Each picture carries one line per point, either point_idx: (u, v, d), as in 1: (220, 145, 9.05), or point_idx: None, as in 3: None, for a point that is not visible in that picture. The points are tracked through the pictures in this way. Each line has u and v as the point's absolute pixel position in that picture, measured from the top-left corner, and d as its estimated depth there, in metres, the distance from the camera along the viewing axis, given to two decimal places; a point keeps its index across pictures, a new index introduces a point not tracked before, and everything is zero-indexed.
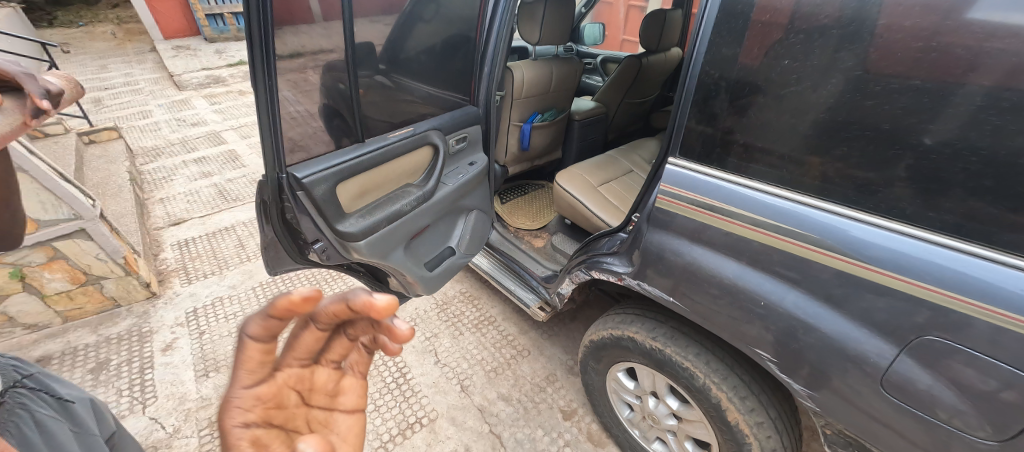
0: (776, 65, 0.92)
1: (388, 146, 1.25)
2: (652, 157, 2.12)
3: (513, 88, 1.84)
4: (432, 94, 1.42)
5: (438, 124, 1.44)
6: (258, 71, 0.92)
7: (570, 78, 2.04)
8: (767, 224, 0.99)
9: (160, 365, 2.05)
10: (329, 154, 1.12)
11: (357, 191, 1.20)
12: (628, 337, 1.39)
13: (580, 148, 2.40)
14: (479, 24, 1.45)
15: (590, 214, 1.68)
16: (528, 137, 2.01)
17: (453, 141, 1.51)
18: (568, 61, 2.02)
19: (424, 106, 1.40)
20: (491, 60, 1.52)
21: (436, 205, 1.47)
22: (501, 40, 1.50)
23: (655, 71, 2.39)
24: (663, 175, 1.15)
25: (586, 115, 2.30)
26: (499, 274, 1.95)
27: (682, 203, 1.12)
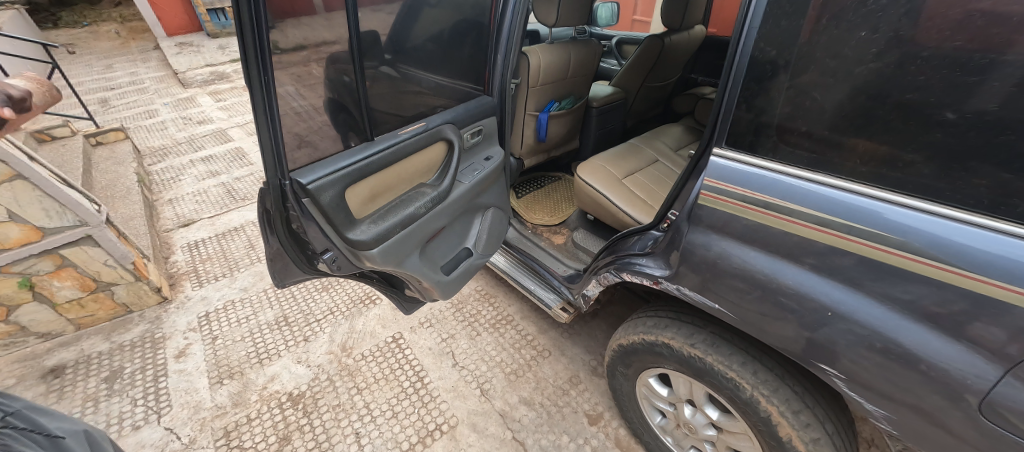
0: (850, 38, 0.77)
1: (399, 145, 1.15)
2: (677, 145, 1.98)
3: (530, 75, 1.71)
4: (442, 85, 1.30)
5: (450, 117, 1.33)
6: (251, 66, 0.80)
7: (589, 62, 1.90)
8: (835, 224, 0.84)
9: (174, 372, 2.01)
10: (332, 157, 1.01)
11: (367, 196, 1.10)
12: (663, 343, 1.29)
13: (598, 136, 2.28)
14: (493, 7, 1.32)
15: (616, 211, 1.56)
16: (544, 127, 1.89)
17: (467, 135, 1.39)
18: (585, 43, 1.87)
19: (434, 98, 1.29)
20: (505, 45, 1.40)
21: (450, 206, 1.36)
22: (516, 25, 1.38)
23: (678, 51, 2.22)
24: (707, 169, 1.02)
25: (604, 101, 2.16)
26: (518, 274, 1.86)
27: (729, 200, 0.99)
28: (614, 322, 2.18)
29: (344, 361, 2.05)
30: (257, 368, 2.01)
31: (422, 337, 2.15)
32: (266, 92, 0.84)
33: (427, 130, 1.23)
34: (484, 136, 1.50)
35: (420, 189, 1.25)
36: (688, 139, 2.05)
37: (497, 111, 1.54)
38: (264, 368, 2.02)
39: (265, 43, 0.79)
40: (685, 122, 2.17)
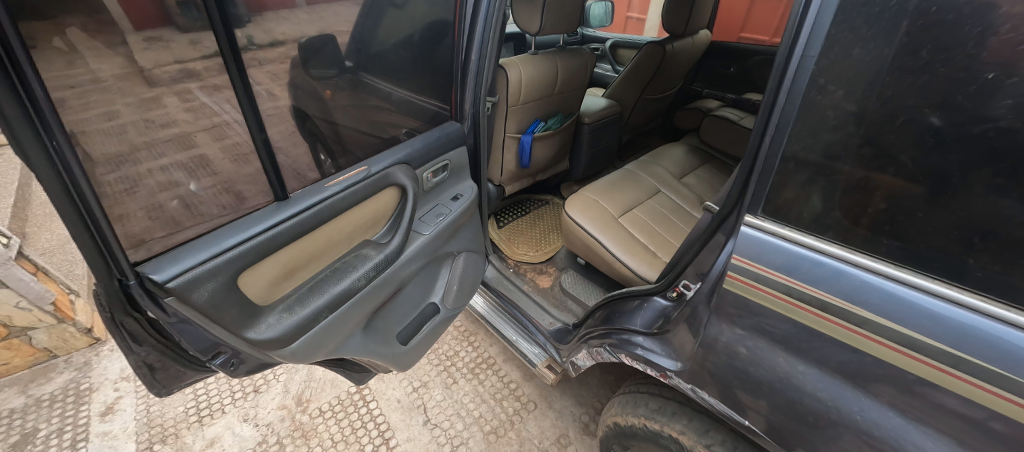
0: (970, 82, 0.50)
1: (321, 204, 0.94)
2: (680, 171, 1.73)
3: (508, 92, 1.44)
4: (404, 101, 1.15)
5: (399, 157, 1.12)
6: (15, 125, 0.53)
7: (580, 74, 1.63)
8: (934, 348, 0.58)
9: (97, 436, 1.72)
10: (216, 231, 0.81)
11: (275, 275, 0.90)
12: (670, 437, 1.04)
13: (590, 156, 2.02)
14: (458, 17, 1.16)
15: (610, 259, 1.31)
16: (528, 152, 1.61)
17: (426, 176, 1.20)
18: (575, 52, 1.60)
19: (397, 118, 1.16)
20: (474, 61, 1.24)
21: (403, 267, 1.16)
22: (487, 38, 1.22)
23: (679, 60, 1.97)
24: (740, 244, 0.75)
25: (596, 117, 1.91)
26: (498, 322, 1.60)
27: (752, 284, 0.74)
28: (607, 366, 1.94)
29: (298, 419, 1.77)
30: (196, 429, 1.73)
31: (390, 386, 1.89)
32: (83, 136, 0.62)
33: (365, 180, 1.03)
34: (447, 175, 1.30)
35: (359, 252, 1.07)
36: (692, 161, 1.79)
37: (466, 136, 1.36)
38: (204, 429, 1.74)
39: (44, 72, 0.55)
40: (688, 141, 1.92)
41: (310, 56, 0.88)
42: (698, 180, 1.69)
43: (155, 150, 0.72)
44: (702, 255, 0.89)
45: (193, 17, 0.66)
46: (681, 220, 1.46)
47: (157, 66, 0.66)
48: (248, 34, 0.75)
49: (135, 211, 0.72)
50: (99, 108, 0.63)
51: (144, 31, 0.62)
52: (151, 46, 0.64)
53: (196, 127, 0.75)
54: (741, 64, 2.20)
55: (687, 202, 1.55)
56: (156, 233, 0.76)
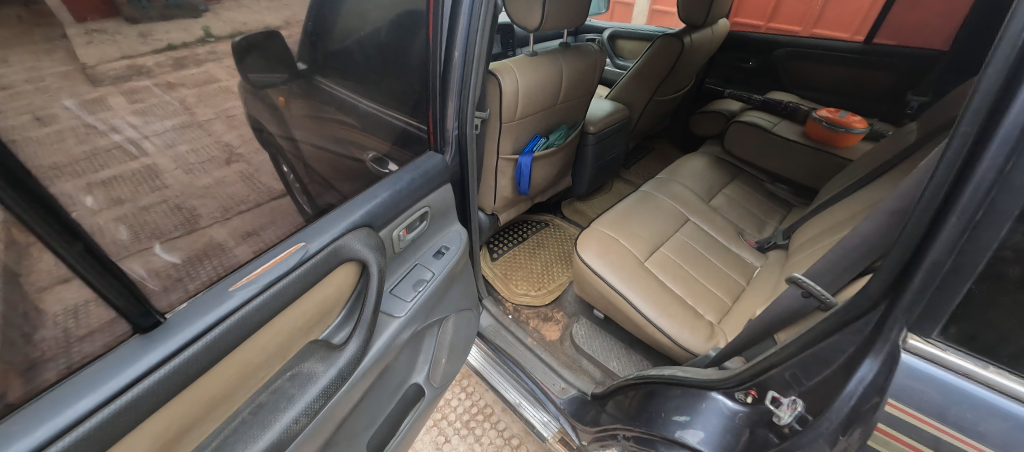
0: None
1: (228, 315, 0.79)
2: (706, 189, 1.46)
3: (503, 106, 1.11)
4: (372, 116, 1.12)
5: (355, 224, 1.02)
6: None
7: (585, 78, 1.33)
8: None
9: None
10: (66, 383, 0.62)
11: (159, 441, 0.70)
12: None
13: (595, 171, 1.75)
14: (436, 33, 1.09)
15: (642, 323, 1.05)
16: (527, 174, 1.37)
17: (397, 233, 1.14)
18: (580, 51, 1.30)
19: (367, 139, 1.13)
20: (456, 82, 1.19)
21: (355, 385, 0.99)
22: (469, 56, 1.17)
23: (696, 56, 1.69)
24: (914, 383, 0.63)
25: (602, 125, 1.62)
26: (494, 372, 1.43)
27: (916, 416, 0.63)
28: None
29: None
30: None
31: None
32: (10, 146, 0.52)
33: (309, 263, 0.93)
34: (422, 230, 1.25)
35: (298, 369, 0.93)
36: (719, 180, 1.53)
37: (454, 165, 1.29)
38: None
39: None
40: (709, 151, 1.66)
41: (248, 56, 0.77)
42: (729, 202, 1.43)
43: (97, 160, 0.60)
44: (829, 345, 0.76)
45: (141, 4, 0.58)
46: (719, 257, 1.20)
47: (101, 63, 0.57)
48: (205, 25, 0.68)
49: (72, 239, 0.59)
50: (28, 111, 0.52)
51: (86, 21, 0.54)
52: (93, 40, 0.56)
53: (145, 133, 0.64)
54: None
55: (722, 234, 1.28)
56: (94, 265, 0.62)
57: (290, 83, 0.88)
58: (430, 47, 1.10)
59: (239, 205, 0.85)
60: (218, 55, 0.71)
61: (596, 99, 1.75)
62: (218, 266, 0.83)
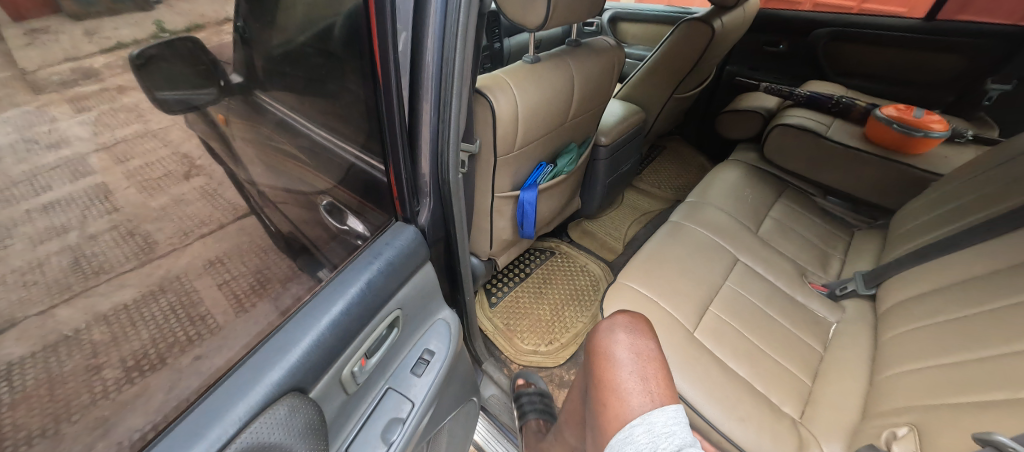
0: None
1: None
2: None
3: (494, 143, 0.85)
4: (322, 146, 0.88)
5: (308, 361, 0.77)
6: None
7: (599, 86, 1.07)
8: None
9: None
10: None
11: None
12: None
13: (608, 186, 1.47)
14: (392, 67, 0.81)
15: (707, 429, 1.05)
16: (534, 210, 1.17)
17: (351, 370, 0.86)
18: (591, 49, 1.01)
19: (314, 177, 0.89)
20: (425, 120, 0.94)
21: None
22: (442, 90, 0.90)
23: (723, 45, 1.42)
24: None
25: (615, 135, 1.33)
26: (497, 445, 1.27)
27: None
28: None
29: None
30: None
31: None
32: None
33: None
34: (390, 345, 0.97)
35: None
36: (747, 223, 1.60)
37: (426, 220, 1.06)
38: None
39: None
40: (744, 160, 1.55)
41: (157, 68, 0.55)
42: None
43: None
44: None
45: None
46: (770, 319, 1.29)
47: (44, 67, 0.47)
48: (158, 19, 0.54)
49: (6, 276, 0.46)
50: None
51: (27, 21, 0.45)
52: (37, 42, 0.46)
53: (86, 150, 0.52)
54: None
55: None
56: (32, 309, 0.49)
57: (218, 98, 0.66)
58: (387, 80, 0.83)
59: (200, 226, 0.67)
60: (169, 55, 0.56)
61: (612, 102, 1.44)
62: (185, 324, 0.65)
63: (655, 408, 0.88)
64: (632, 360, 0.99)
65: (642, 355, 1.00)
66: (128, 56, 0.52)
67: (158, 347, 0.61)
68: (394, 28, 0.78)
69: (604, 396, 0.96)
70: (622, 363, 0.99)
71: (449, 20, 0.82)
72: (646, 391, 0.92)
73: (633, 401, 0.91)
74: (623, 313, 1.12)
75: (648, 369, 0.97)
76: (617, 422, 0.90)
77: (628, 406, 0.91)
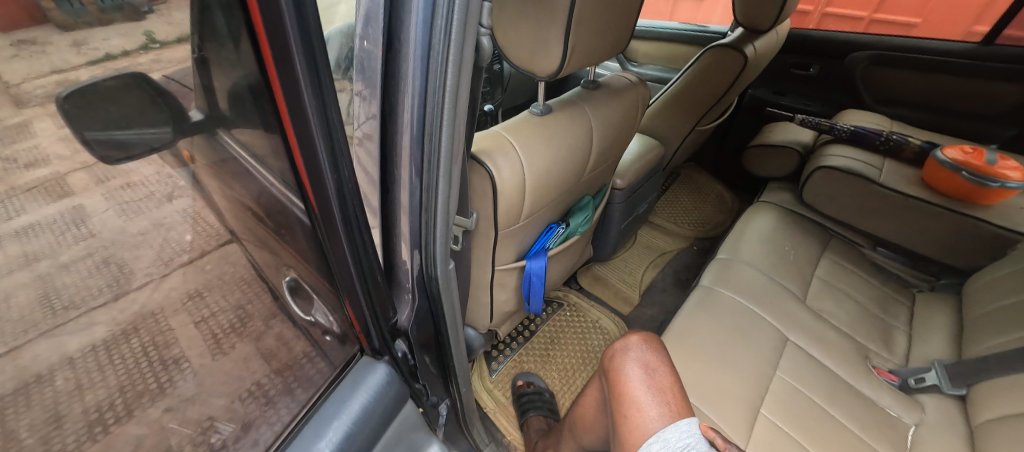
0: None
1: None
2: (803, 286, 0.98)
3: (499, 213, 0.65)
4: (229, 176, 0.38)
5: None
6: None
7: (626, 131, 0.87)
8: None
9: None
10: None
11: None
12: None
13: (623, 229, 1.29)
14: (338, 175, 0.37)
15: None
16: (540, 285, 0.87)
17: None
18: (613, 91, 0.82)
19: (252, 230, 0.43)
20: (395, 229, 0.54)
21: None
22: (424, 188, 0.50)
23: (755, 72, 1.26)
24: None
25: (633, 177, 1.16)
26: None
27: None
28: None
29: None
30: None
31: None
32: None
33: None
34: None
35: None
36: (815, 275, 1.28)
37: (413, 353, 0.65)
38: None
39: None
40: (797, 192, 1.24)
41: (101, 104, 0.25)
42: (836, 303, 0.95)
43: None
44: None
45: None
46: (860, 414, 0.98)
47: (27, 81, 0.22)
48: (148, 28, 0.25)
49: None
50: None
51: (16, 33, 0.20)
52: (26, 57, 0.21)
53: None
54: (825, 64, 1.55)
55: (848, 369, 0.82)
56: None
57: (176, 138, 0.31)
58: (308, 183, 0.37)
59: (200, 299, 0.37)
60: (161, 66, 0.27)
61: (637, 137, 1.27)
62: (158, 367, 0.34)
63: (668, 426, 0.59)
64: (642, 376, 0.69)
65: (656, 372, 0.68)
66: (62, 99, 0.23)
67: (125, 396, 0.31)
68: (307, 80, 0.30)
69: (616, 422, 0.68)
70: (630, 384, 0.68)
71: (430, 77, 0.42)
72: (666, 408, 0.63)
73: (649, 419, 0.62)
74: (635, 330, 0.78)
75: (662, 380, 0.68)
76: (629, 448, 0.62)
77: (644, 430, 0.61)
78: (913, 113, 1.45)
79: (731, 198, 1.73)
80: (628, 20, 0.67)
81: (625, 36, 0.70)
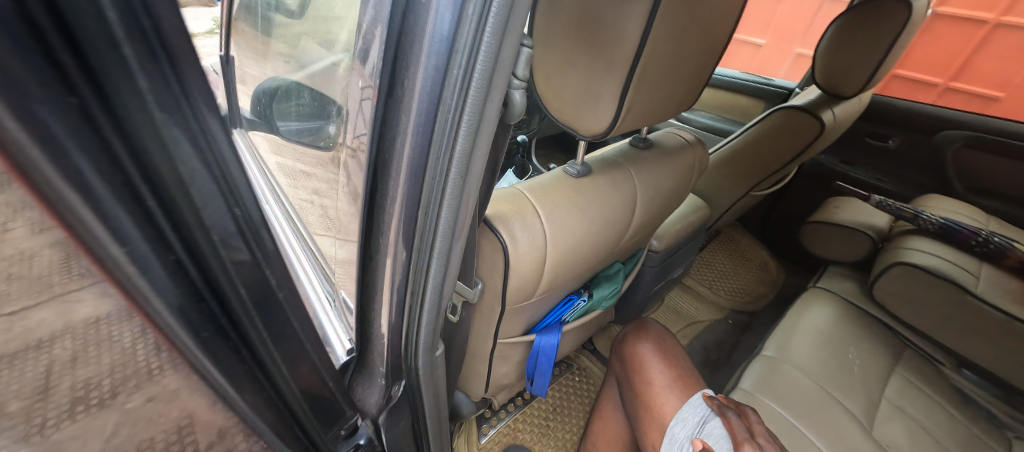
0: None
1: None
2: (868, 408, 0.80)
3: (510, 287, 0.53)
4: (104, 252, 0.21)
5: None
6: None
7: (673, 198, 0.74)
8: None
9: None
10: None
11: None
12: None
13: (652, 294, 1.14)
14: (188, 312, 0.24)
15: None
16: (548, 363, 0.73)
17: None
18: (665, 152, 0.69)
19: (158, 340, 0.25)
20: (374, 302, 0.44)
21: None
22: (413, 268, 0.39)
23: (828, 141, 1.11)
24: None
25: (673, 241, 1.02)
26: None
27: None
28: None
29: None
30: None
31: None
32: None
33: None
34: None
35: None
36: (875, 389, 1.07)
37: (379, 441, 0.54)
38: None
39: None
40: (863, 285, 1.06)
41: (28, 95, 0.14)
42: (910, 436, 0.77)
43: None
44: None
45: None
46: None
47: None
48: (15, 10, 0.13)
49: None
50: None
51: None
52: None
53: None
54: (905, 138, 1.37)
55: None
56: None
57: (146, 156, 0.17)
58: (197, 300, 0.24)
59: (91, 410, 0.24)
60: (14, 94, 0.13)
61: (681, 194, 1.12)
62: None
63: (685, 401, 0.71)
64: (656, 364, 0.80)
65: (668, 361, 0.79)
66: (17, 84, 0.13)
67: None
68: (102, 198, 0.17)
69: (640, 403, 0.79)
70: (649, 371, 0.79)
71: (434, 141, 0.31)
72: (680, 383, 0.75)
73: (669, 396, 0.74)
74: (642, 325, 0.88)
75: (673, 365, 0.79)
76: (658, 423, 0.73)
77: (666, 405, 0.73)
78: (1008, 209, 1.26)
79: (776, 267, 1.55)
80: (700, 75, 0.55)
81: (693, 92, 0.57)
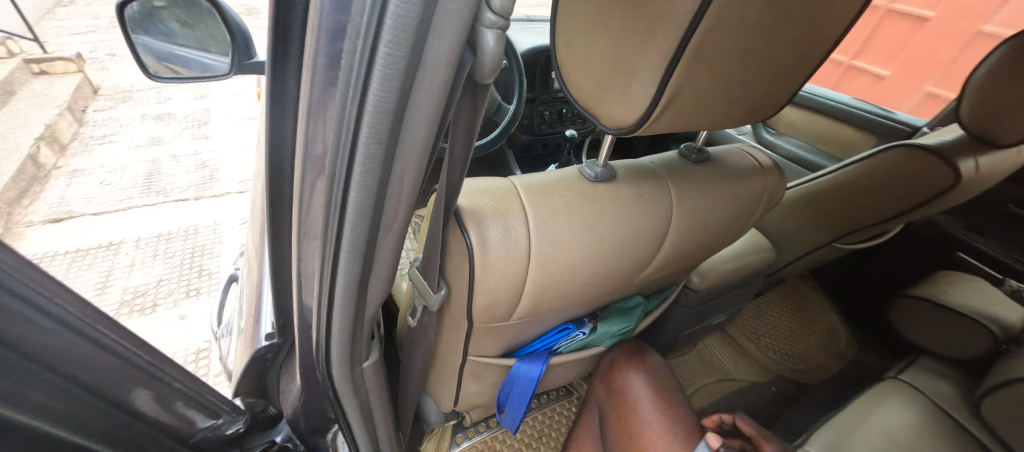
0: None
1: None
2: None
3: (476, 304, 0.42)
4: None
5: None
6: None
7: (724, 232, 0.58)
8: None
9: None
10: None
11: None
12: None
13: (681, 336, 0.97)
14: None
15: None
16: (525, 394, 0.61)
17: None
18: (724, 171, 0.54)
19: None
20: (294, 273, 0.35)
21: None
22: (324, 246, 0.30)
23: (956, 199, 0.85)
24: None
25: (718, 281, 0.84)
26: None
27: None
28: None
29: None
30: None
31: None
32: None
33: None
34: None
35: None
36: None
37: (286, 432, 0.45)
38: None
39: None
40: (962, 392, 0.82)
41: None
42: None
43: None
44: None
45: None
46: None
47: None
48: None
49: None
50: None
51: None
52: None
53: None
54: None
55: None
56: None
57: None
58: None
59: None
60: None
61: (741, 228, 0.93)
62: None
63: None
64: (646, 403, 0.67)
65: (659, 402, 0.66)
66: None
67: None
68: None
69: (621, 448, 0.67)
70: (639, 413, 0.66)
71: (332, 76, 0.21)
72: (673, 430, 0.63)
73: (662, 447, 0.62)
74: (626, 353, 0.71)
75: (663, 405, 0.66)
76: None
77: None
78: None
79: (846, 337, 1.29)
80: (793, 76, 0.39)
81: (779, 94, 0.41)
